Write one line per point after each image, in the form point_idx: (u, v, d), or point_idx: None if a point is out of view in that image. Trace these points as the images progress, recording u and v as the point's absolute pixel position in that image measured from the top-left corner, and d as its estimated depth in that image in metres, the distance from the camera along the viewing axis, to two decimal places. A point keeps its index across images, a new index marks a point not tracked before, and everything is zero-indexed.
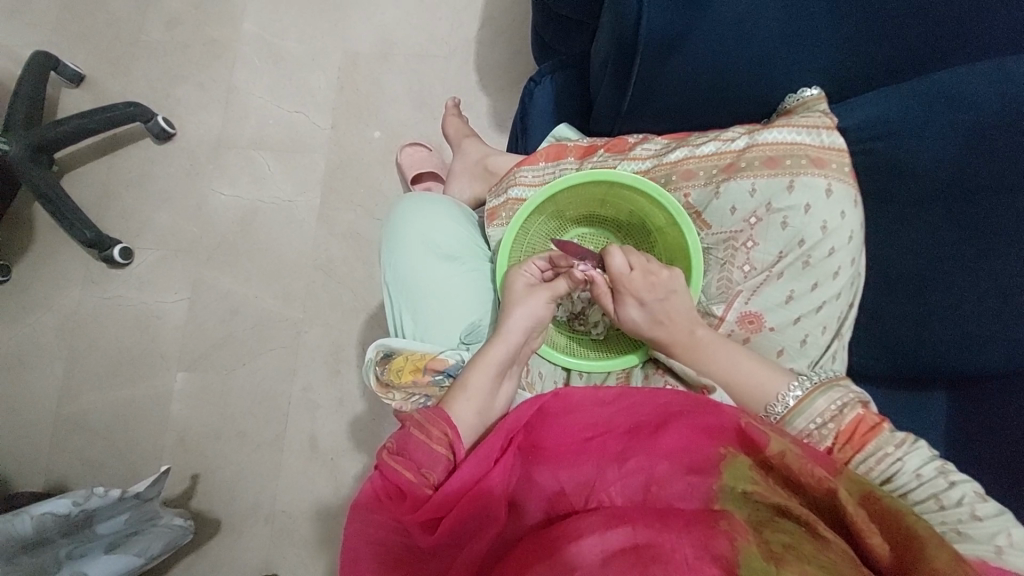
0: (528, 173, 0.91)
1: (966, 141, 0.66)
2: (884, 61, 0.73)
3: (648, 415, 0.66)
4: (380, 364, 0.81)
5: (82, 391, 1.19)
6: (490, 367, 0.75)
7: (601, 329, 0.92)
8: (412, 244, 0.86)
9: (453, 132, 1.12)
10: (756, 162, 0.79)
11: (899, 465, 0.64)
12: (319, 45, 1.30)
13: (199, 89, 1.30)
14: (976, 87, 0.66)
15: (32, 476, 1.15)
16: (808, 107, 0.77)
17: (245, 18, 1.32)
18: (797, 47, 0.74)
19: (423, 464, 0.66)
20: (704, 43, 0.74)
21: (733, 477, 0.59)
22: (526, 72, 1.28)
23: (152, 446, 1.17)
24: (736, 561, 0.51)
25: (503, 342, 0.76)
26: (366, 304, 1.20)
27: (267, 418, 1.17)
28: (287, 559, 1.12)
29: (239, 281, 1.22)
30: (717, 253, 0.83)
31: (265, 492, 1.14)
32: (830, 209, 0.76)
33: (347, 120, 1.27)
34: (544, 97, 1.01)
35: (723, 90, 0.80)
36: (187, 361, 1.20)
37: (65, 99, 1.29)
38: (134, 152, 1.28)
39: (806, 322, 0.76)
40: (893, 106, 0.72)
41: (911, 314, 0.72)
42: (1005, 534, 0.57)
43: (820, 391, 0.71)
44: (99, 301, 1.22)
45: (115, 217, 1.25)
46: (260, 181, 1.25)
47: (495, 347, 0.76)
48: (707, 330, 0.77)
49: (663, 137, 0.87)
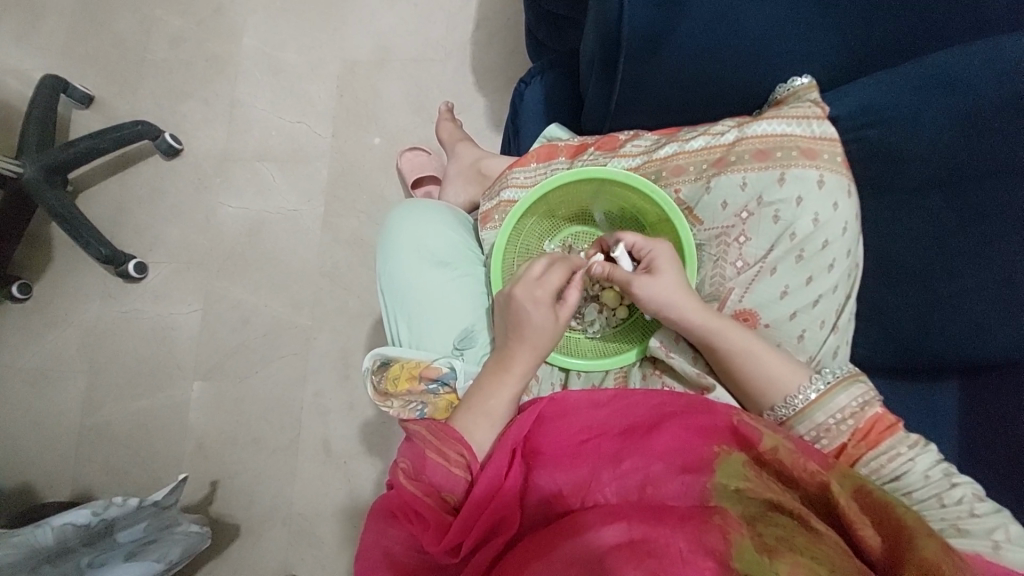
0: (520, 175, 0.90)
1: (963, 126, 0.64)
2: (875, 48, 0.71)
3: (642, 416, 0.66)
4: (377, 372, 0.83)
5: (103, 403, 1.23)
6: (501, 381, 0.76)
7: (597, 328, 0.91)
8: (404, 251, 0.86)
9: (448, 135, 1.12)
10: (746, 156, 0.78)
11: (909, 465, 0.64)
12: (317, 55, 1.32)
13: (203, 104, 1.32)
14: (969, 71, 0.64)
15: (61, 486, 1.20)
16: (797, 97, 0.75)
17: (245, 32, 1.35)
18: (787, 36, 0.72)
19: (441, 486, 0.66)
20: (691, 35, 0.73)
21: (726, 474, 0.59)
22: (521, 70, 1.27)
23: (172, 453, 1.20)
24: (730, 554, 0.51)
25: (518, 368, 0.77)
26: (372, 309, 1.22)
27: (280, 425, 1.19)
28: (306, 561, 1.14)
29: (249, 290, 1.24)
30: (710, 250, 0.81)
31: (281, 496, 1.17)
32: (822, 201, 0.74)
33: (347, 128, 1.29)
34: (533, 98, 1.00)
35: (711, 85, 0.78)
36: (202, 371, 1.23)
37: (76, 120, 1.33)
38: (145, 169, 1.31)
39: (802, 317, 0.75)
40: (886, 93, 0.70)
41: (911, 305, 0.70)
42: (1004, 529, 0.57)
43: (842, 386, 0.69)
44: (116, 314, 1.26)
45: (129, 233, 1.29)
46: (266, 192, 1.27)
47: (518, 351, 0.77)
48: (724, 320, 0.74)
49: (652, 133, 0.86)
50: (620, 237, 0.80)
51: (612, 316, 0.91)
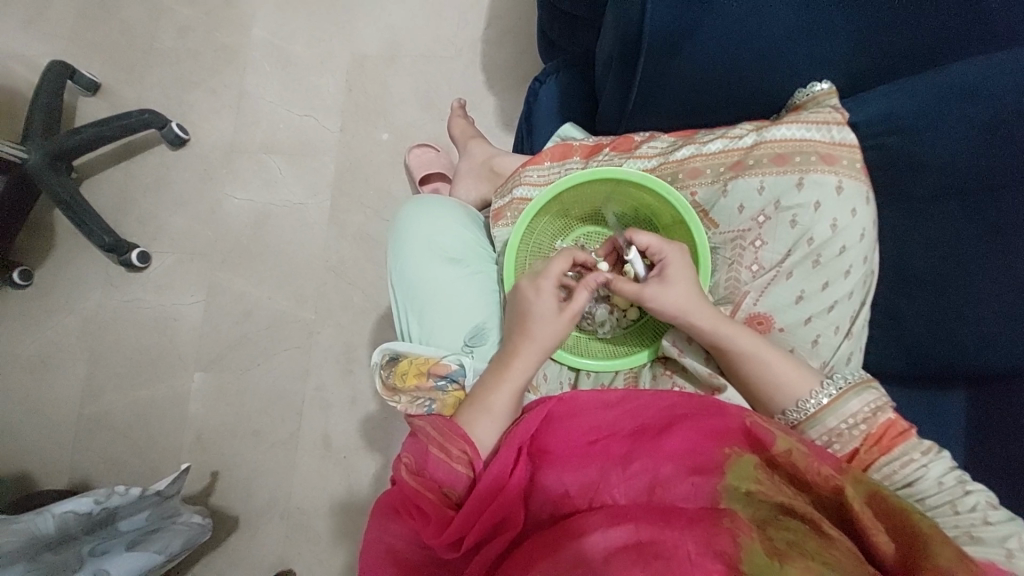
0: (534, 173, 0.90)
1: (983, 137, 0.64)
2: (894, 55, 0.71)
3: (652, 417, 0.66)
4: (386, 367, 0.82)
5: (103, 392, 1.22)
6: (510, 373, 0.75)
7: (608, 329, 0.90)
8: (417, 247, 0.86)
9: (459, 132, 1.12)
10: (763, 160, 0.78)
11: (922, 471, 0.64)
12: (328, 48, 1.31)
13: (211, 95, 1.31)
14: (992, 82, 0.64)
15: (57, 475, 1.18)
16: (818, 102, 0.75)
17: (255, 23, 1.34)
18: (809, 40, 0.73)
19: (443, 482, 0.66)
20: (711, 37, 0.73)
21: (736, 476, 0.59)
22: (532, 70, 1.27)
23: (171, 444, 1.19)
24: (739, 557, 0.51)
25: (524, 360, 0.76)
26: (376, 305, 1.21)
27: (282, 418, 1.18)
28: (303, 556, 1.13)
29: (253, 283, 1.23)
30: (724, 253, 0.81)
31: (280, 490, 1.16)
32: (840, 207, 0.74)
33: (356, 122, 1.28)
34: (548, 98, 1.00)
35: (729, 87, 0.78)
36: (204, 362, 1.22)
37: (81, 106, 1.32)
38: (150, 158, 1.30)
39: (817, 322, 0.75)
40: (905, 101, 0.70)
41: (928, 313, 0.70)
42: (1017, 537, 0.57)
43: (854, 391, 0.69)
44: (118, 303, 1.25)
45: (132, 221, 1.27)
46: (272, 184, 1.27)
47: (523, 343, 0.77)
48: (736, 323, 0.74)
49: (668, 135, 0.86)
50: (632, 238, 0.79)
51: (622, 317, 0.90)
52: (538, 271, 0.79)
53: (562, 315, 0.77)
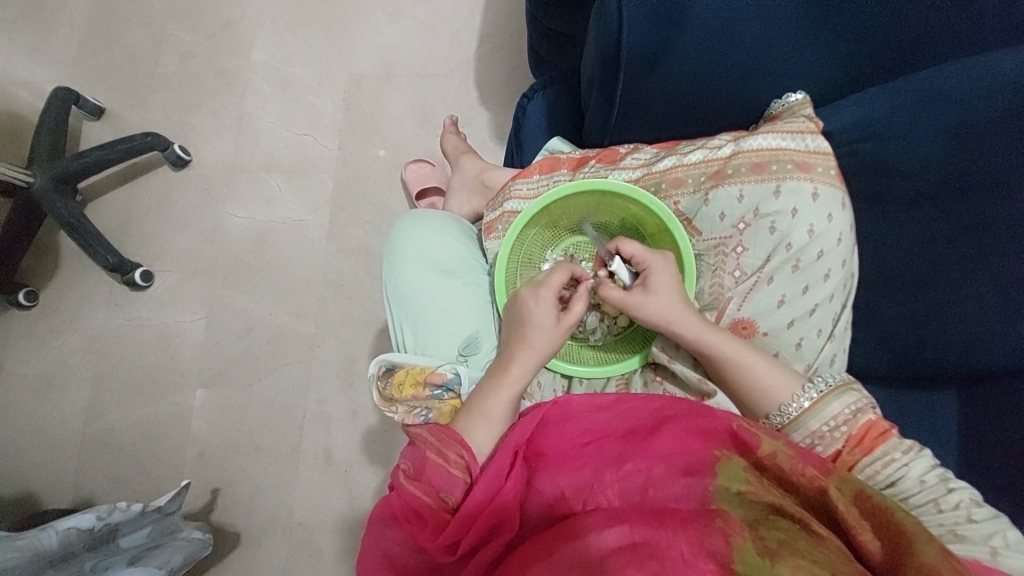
0: (522, 187, 0.93)
1: (955, 142, 0.66)
2: (865, 64, 0.74)
3: (643, 419, 0.67)
4: (383, 378, 0.84)
5: (107, 410, 1.24)
6: (503, 379, 0.77)
7: (599, 336, 0.92)
8: (411, 261, 0.88)
9: (452, 148, 1.15)
10: (742, 169, 0.80)
11: (903, 470, 0.65)
12: (325, 69, 1.35)
13: (212, 116, 1.35)
14: (960, 87, 0.66)
15: (63, 493, 1.20)
16: (792, 112, 0.77)
17: (254, 47, 1.37)
18: (782, 53, 0.75)
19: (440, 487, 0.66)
20: (686, 53, 0.75)
21: (727, 477, 0.60)
22: (524, 85, 1.30)
23: (174, 461, 1.21)
24: (732, 557, 0.51)
25: (522, 366, 0.78)
26: (375, 318, 1.23)
27: (283, 432, 1.20)
28: (305, 570, 1.14)
29: (254, 299, 1.26)
30: (708, 260, 0.83)
31: (282, 505, 1.17)
32: (817, 213, 0.76)
33: (354, 140, 1.31)
34: (535, 113, 1.03)
35: (708, 100, 0.81)
36: (207, 379, 1.24)
37: (86, 131, 1.36)
38: (153, 179, 1.33)
39: (799, 325, 0.76)
40: (880, 108, 0.72)
41: (910, 314, 0.71)
42: (1002, 534, 0.58)
43: (836, 393, 0.70)
44: (121, 323, 1.27)
45: (136, 242, 1.30)
46: (272, 203, 1.29)
47: (520, 351, 0.79)
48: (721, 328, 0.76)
49: (652, 147, 0.88)
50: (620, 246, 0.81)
51: (613, 324, 0.92)
52: (538, 282, 0.82)
53: (559, 326, 0.80)
